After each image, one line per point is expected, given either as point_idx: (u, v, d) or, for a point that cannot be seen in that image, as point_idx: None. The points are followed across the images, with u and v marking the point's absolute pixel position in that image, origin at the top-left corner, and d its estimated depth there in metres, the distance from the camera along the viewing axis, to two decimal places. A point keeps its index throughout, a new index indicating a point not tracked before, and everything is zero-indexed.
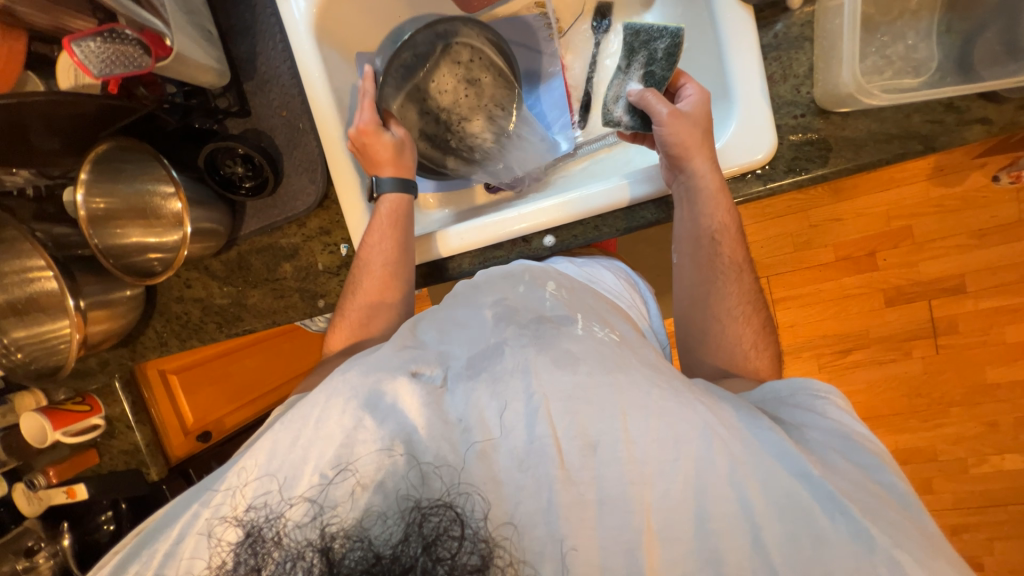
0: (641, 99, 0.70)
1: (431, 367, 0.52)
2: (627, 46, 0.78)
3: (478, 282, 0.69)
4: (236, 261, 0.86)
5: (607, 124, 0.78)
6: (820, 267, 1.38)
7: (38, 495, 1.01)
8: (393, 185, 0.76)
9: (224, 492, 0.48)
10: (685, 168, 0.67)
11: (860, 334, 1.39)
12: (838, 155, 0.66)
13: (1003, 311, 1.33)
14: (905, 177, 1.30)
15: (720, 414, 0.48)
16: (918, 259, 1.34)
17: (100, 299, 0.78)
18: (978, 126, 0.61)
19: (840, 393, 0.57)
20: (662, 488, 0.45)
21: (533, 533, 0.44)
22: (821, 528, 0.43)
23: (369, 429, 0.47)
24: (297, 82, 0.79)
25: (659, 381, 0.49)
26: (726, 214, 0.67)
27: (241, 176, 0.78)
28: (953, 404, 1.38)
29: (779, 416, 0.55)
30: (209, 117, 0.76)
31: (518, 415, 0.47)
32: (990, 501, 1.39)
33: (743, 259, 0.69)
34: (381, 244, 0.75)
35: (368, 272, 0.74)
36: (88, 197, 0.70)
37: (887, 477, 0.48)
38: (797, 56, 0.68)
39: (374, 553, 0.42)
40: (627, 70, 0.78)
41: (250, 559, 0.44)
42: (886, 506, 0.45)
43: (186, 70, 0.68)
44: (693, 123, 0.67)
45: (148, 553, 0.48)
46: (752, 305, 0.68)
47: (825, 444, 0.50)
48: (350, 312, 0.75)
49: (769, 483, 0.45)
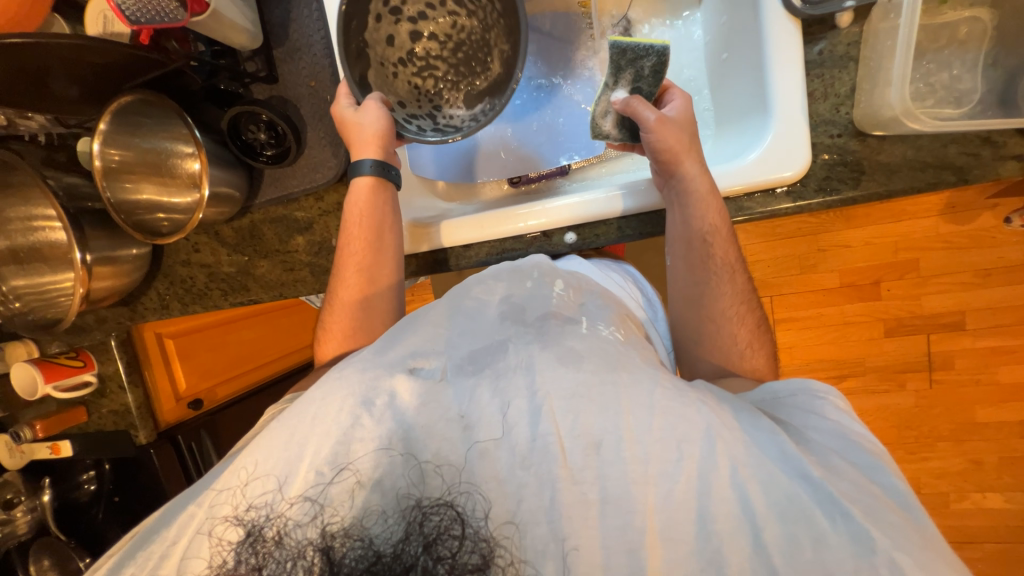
0: (627, 106, 0.69)
1: (429, 360, 0.51)
2: (613, 64, 0.70)
3: (484, 277, 0.67)
4: (248, 230, 0.84)
5: (595, 137, 0.76)
6: (823, 291, 1.38)
7: (20, 448, 1.00)
8: (372, 170, 0.72)
9: (226, 491, 0.46)
10: (675, 173, 0.68)
11: (856, 362, 1.40)
12: (870, 178, 0.65)
13: (999, 351, 1.34)
14: (918, 211, 1.31)
15: (722, 414, 0.48)
16: (921, 293, 1.35)
17: (107, 255, 0.76)
18: (1012, 162, 0.61)
19: (838, 393, 0.57)
20: (664, 488, 0.44)
21: (534, 531, 0.43)
22: (822, 530, 0.42)
23: (367, 424, 0.46)
24: (328, 54, 0.77)
25: (663, 379, 0.49)
26: (717, 215, 0.67)
27: (263, 143, 0.76)
28: (941, 438, 1.39)
29: (781, 417, 0.55)
30: (235, 80, 0.75)
31: (519, 412, 0.47)
32: (966, 537, 1.41)
33: (735, 259, 0.69)
34: (352, 247, 0.73)
35: (343, 280, 0.73)
36: (105, 147, 0.69)
37: (888, 479, 0.47)
38: (840, 76, 0.68)
39: (374, 552, 0.41)
40: (614, 87, 0.72)
41: (250, 559, 0.43)
42: (887, 508, 0.44)
43: (219, 28, 0.66)
44: (678, 129, 0.68)
45: (144, 554, 0.47)
46: (746, 305, 0.68)
47: (826, 444, 0.50)
48: (331, 322, 0.72)
49: (769, 483, 0.45)
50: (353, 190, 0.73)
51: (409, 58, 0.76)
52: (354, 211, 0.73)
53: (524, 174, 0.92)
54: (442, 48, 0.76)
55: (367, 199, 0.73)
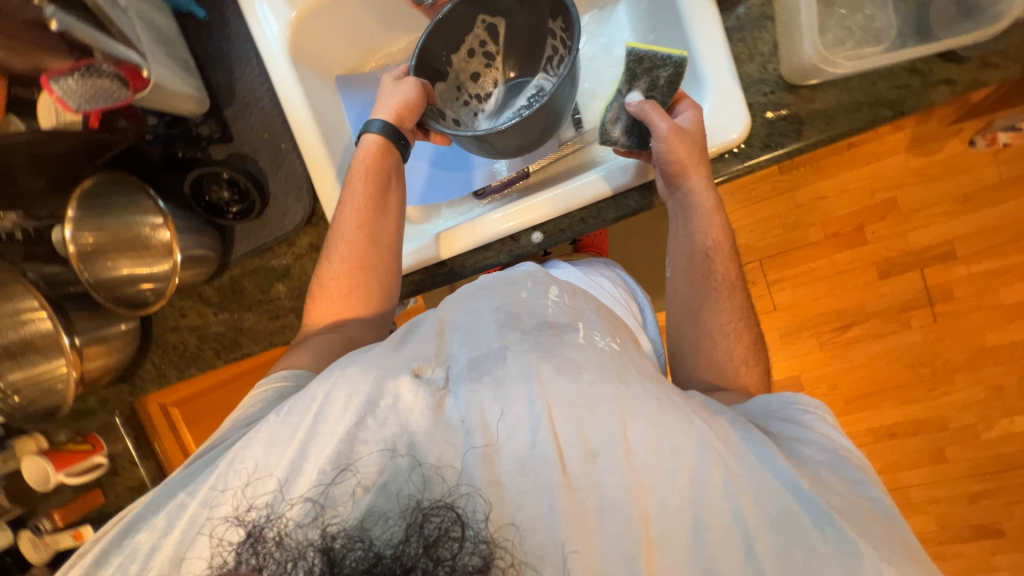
0: (641, 112, 0.67)
1: (432, 367, 0.51)
2: (628, 72, 0.66)
3: (480, 285, 0.65)
4: (229, 286, 0.86)
5: (602, 142, 0.73)
6: (810, 246, 1.39)
7: (45, 541, 0.95)
8: (381, 129, 0.74)
9: (225, 491, 0.48)
10: (682, 185, 0.68)
11: (857, 309, 1.40)
12: (811, 127, 0.67)
13: (996, 273, 1.34)
14: (885, 150, 1.32)
15: (717, 427, 0.49)
16: (906, 230, 1.35)
17: (96, 334, 0.78)
18: (943, 87, 0.63)
19: (825, 407, 0.57)
20: (660, 497, 0.45)
21: (533, 536, 0.43)
22: (811, 541, 0.44)
23: (372, 427, 0.47)
24: (276, 104, 0.79)
25: (658, 392, 0.49)
26: (720, 231, 0.69)
27: (227, 201, 0.79)
28: (957, 369, 1.38)
29: (769, 430, 0.55)
30: (192, 145, 0.79)
31: (519, 420, 0.47)
32: (1004, 465, 1.38)
33: (736, 277, 0.70)
34: (351, 198, 0.73)
35: (341, 236, 0.74)
36: (77, 232, 0.70)
37: (873, 492, 0.49)
38: (761, 35, 0.70)
39: (374, 553, 0.41)
40: (626, 94, 0.68)
41: (250, 559, 0.43)
42: (872, 521, 0.46)
43: (164, 100, 0.69)
44: (692, 140, 0.65)
45: (130, 546, 0.49)
46: (743, 322, 0.69)
47: (815, 458, 0.51)
48: (328, 283, 0.74)
49: (761, 495, 0.46)
50: (361, 145, 0.75)
51: (482, 94, 0.86)
52: (360, 163, 0.75)
53: (487, 184, 0.89)
54: (512, 93, 0.86)
55: (376, 154, 0.74)
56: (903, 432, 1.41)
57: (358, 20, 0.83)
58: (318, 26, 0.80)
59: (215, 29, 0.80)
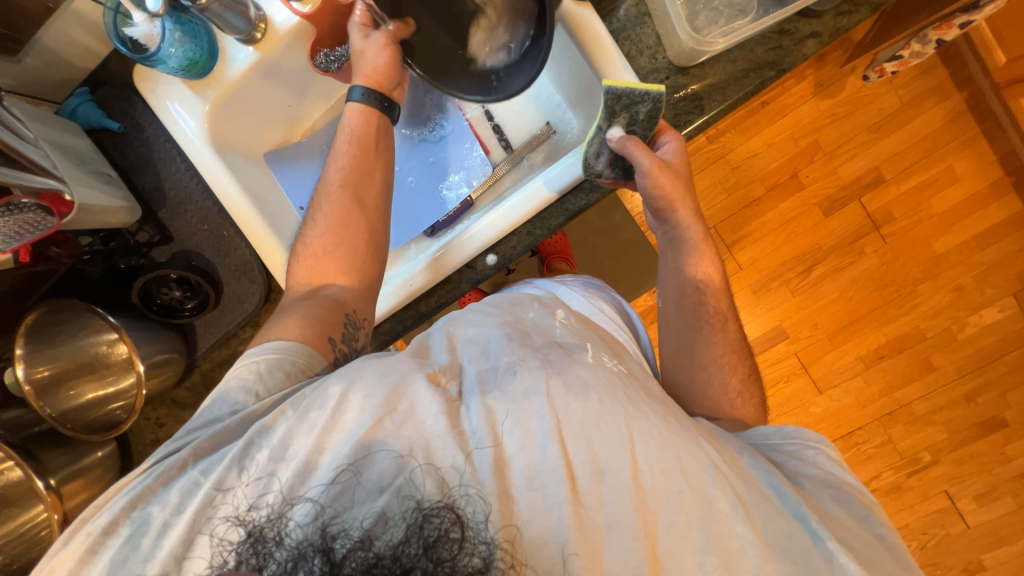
0: (623, 148, 0.63)
1: (447, 377, 0.51)
2: (607, 109, 0.64)
3: (484, 304, 0.65)
4: (202, 382, 0.84)
5: (586, 175, 0.71)
6: (756, 202, 1.46)
7: None
8: (363, 93, 0.76)
9: (229, 492, 0.46)
10: (670, 218, 0.68)
11: (815, 249, 1.46)
12: (710, 100, 0.72)
13: (925, 186, 1.43)
14: (795, 101, 1.42)
15: (726, 456, 0.52)
16: (835, 166, 1.44)
17: (71, 469, 0.75)
18: (810, 40, 0.70)
19: (830, 443, 0.60)
20: (665, 516, 0.46)
21: (541, 552, 0.43)
22: (817, 570, 0.46)
23: (389, 428, 0.45)
24: (209, 194, 0.80)
25: (666, 415, 0.51)
26: (710, 266, 0.71)
27: (180, 299, 0.78)
28: (918, 281, 1.45)
29: (775, 460, 0.59)
30: (132, 254, 0.78)
31: (529, 436, 0.46)
32: (986, 358, 1.45)
33: (727, 309, 0.72)
34: (338, 162, 0.75)
35: (326, 194, 0.74)
36: (31, 368, 0.68)
37: (879, 528, 0.52)
38: (643, 31, 0.75)
39: (374, 554, 0.39)
40: (606, 130, 0.65)
41: (251, 559, 0.41)
42: (880, 555, 0.49)
43: (94, 217, 0.69)
44: (675, 173, 0.66)
45: (144, 515, 0.48)
46: (737, 354, 0.72)
47: (821, 492, 0.55)
48: (312, 243, 0.73)
49: (769, 522, 0.48)
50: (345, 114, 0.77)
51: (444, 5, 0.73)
52: (349, 130, 0.76)
53: (437, 220, 0.90)
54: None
55: (370, 118, 0.76)
56: (889, 351, 1.47)
57: (272, 96, 0.85)
58: (234, 109, 0.81)
59: (132, 137, 0.81)
